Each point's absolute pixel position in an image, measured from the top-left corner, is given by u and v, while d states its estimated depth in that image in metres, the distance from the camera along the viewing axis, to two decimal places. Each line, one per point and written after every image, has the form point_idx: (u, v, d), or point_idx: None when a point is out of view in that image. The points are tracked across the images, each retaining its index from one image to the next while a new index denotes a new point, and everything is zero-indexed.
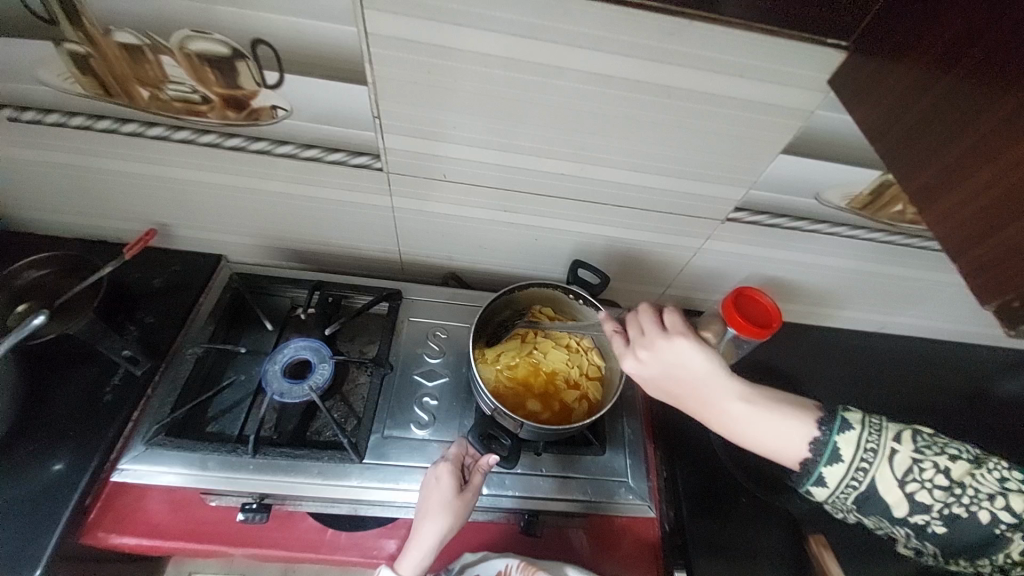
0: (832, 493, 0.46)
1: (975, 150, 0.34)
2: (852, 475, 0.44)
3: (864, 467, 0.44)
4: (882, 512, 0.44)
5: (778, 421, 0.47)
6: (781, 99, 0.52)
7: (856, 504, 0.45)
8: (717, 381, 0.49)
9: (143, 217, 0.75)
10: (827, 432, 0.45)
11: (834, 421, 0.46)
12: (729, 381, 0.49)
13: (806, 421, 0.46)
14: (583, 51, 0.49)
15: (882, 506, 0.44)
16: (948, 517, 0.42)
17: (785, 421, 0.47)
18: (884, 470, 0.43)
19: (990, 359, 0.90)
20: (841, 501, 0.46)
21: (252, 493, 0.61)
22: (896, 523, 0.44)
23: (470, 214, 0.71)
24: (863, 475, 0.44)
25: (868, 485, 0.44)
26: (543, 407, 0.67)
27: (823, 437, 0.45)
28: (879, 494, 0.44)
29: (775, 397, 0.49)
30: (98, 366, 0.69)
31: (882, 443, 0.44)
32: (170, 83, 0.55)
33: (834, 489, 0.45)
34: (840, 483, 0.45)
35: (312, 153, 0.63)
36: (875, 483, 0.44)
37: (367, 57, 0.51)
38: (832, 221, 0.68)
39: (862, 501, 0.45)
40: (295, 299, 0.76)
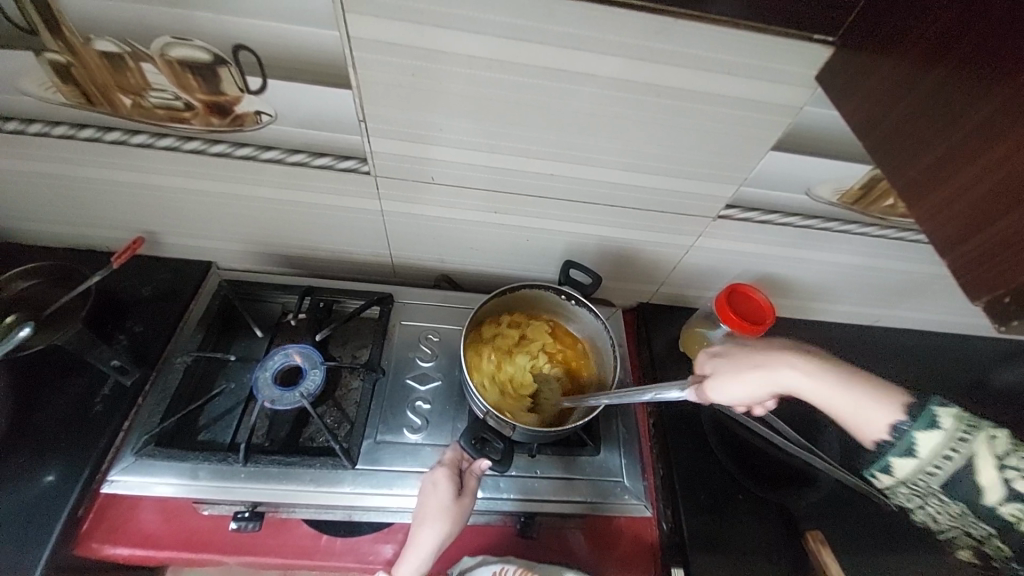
0: (917, 468, 0.44)
1: (964, 144, 0.34)
2: (947, 450, 0.42)
3: (964, 441, 0.42)
4: (969, 498, 0.42)
5: (857, 399, 0.48)
6: (768, 96, 0.52)
7: (940, 484, 0.43)
8: (786, 369, 0.52)
9: (131, 225, 0.75)
10: (913, 420, 0.44)
11: (922, 414, 0.44)
12: (795, 365, 0.51)
13: (890, 402, 0.46)
14: (568, 51, 0.49)
15: (972, 490, 0.42)
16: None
17: (871, 402, 0.47)
18: (984, 449, 0.41)
19: (984, 350, 0.90)
20: (924, 481, 0.44)
21: (244, 502, 0.61)
22: (981, 514, 0.42)
23: (460, 216, 0.71)
24: (960, 450, 0.42)
25: (963, 461, 0.41)
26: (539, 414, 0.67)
27: (908, 424, 0.44)
28: (971, 475, 0.41)
29: (864, 383, 0.49)
30: (87, 377, 0.68)
31: (982, 424, 0.42)
32: (152, 91, 0.54)
33: (922, 463, 0.44)
34: (931, 454, 0.43)
35: (298, 158, 0.62)
36: (972, 461, 0.41)
37: (350, 61, 0.50)
38: (823, 217, 0.68)
39: (950, 481, 0.42)
40: (286, 305, 0.76)
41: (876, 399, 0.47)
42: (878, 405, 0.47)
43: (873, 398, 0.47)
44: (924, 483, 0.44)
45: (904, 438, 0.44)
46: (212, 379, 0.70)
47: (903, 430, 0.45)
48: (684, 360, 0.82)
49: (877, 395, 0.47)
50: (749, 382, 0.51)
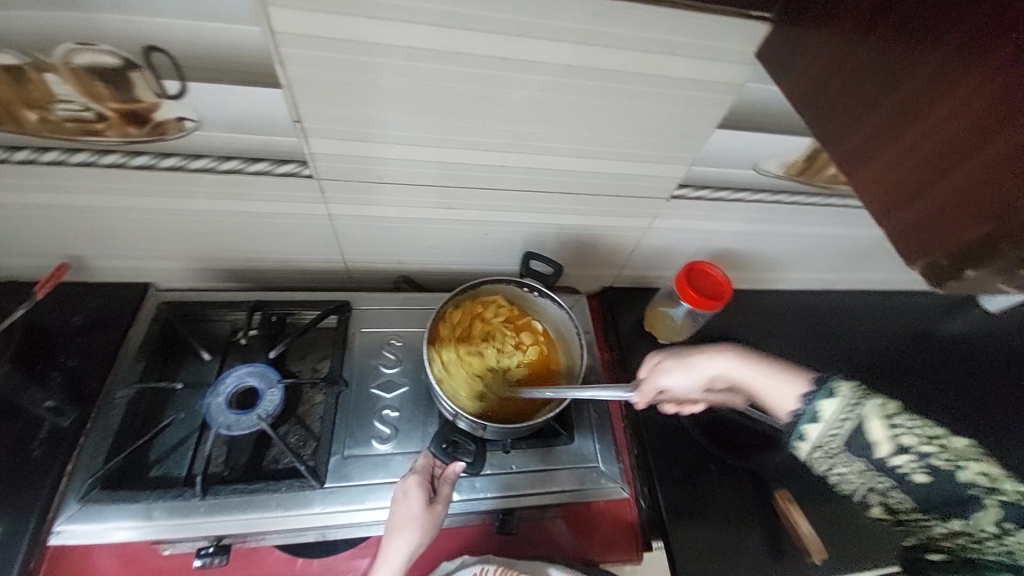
0: (822, 433, 0.46)
1: (897, 114, 0.35)
2: (842, 415, 0.45)
3: (856, 405, 0.44)
4: (867, 454, 0.45)
5: (777, 381, 0.52)
6: (711, 74, 0.52)
7: (843, 444, 0.46)
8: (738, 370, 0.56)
9: (51, 251, 0.68)
10: (817, 389, 0.47)
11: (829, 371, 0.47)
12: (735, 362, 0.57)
13: (793, 378, 0.51)
14: (509, 38, 0.47)
15: (868, 447, 0.44)
16: (934, 466, 0.42)
17: (779, 379, 0.52)
18: (874, 410, 0.44)
19: (924, 305, 0.95)
20: (830, 443, 0.46)
21: (208, 537, 0.57)
22: (881, 470, 0.44)
23: (414, 215, 0.69)
24: (852, 414, 0.45)
25: (856, 424, 0.45)
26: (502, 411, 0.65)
27: (812, 393, 0.47)
28: (863, 432, 0.44)
29: (775, 363, 0.54)
30: (17, 422, 0.62)
31: (874, 387, 0.45)
32: (58, 103, 0.49)
33: (825, 426, 0.46)
34: (833, 419, 0.46)
35: (233, 166, 0.58)
36: (862, 423, 0.44)
37: (277, 59, 0.47)
38: (770, 190, 0.70)
39: (850, 443, 0.45)
40: (235, 323, 0.71)
41: (786, 376, 0.52)
42: (790, 382, 0.51)
43: (785, 377, 0.52)
44: (830, 446, 0.47)
45: (810, 407, 0.47)
46: (159, 409, 0.65)
47: (810, 398, 0.47)
48: (650, 341, 0.83)
49: (784, 374, 0.52)
50: (692, 373, 0.59)
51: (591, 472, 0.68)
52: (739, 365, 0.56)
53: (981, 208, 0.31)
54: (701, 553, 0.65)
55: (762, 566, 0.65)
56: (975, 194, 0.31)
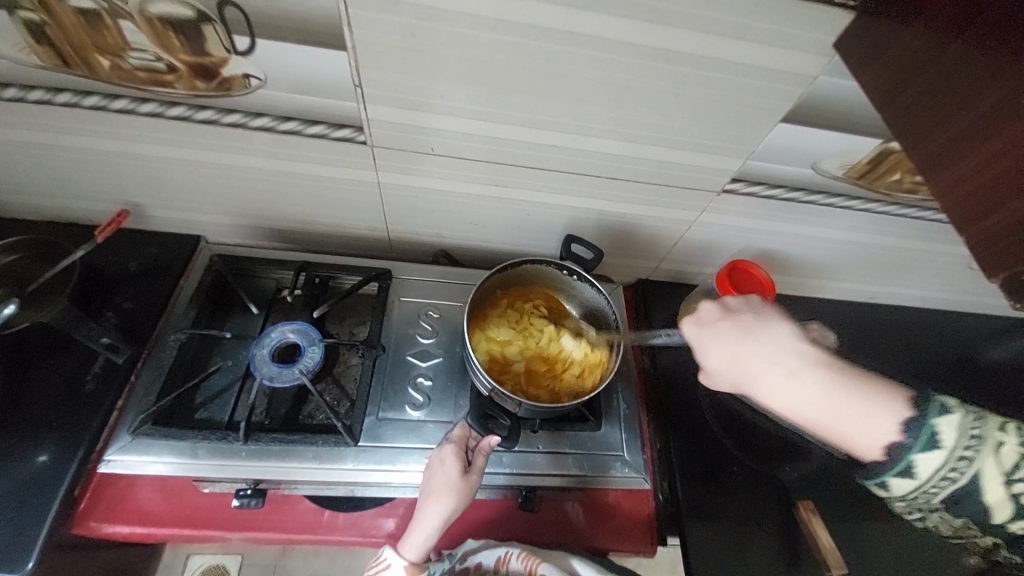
0: (919, 488, 0.40)
1: (987, 118, 0.33)
2: (949, 469, 0.38)
3: (966, 459, 0.38)
4: (975, 514, 0.39)
5: (860, 406, 0.43)
6: (783, 65, 0.50)
7: (943, 500, 0.40)
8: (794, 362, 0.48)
9: (114, 197, 0.71)
10: (923, 415, 0.40)
11: (928, 406, 0.40)
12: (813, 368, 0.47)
13: (890, 410, 0.42)
14: (580, 13, 0.46)
15: (980, 508, 0.39)
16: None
17: (869, 408, 0.43)
18: (991, 465, 0.37)
19: (972, 326, 0.91)
20: (925, 498, 0.40)
21: (246, 479, 0.60)
22: (986, 525, 0.40)
23: (460, 190, 0.69)
24: (963, 467, 0.38)
25: (967, 482, 0.38)
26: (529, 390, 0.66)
27: (912, 431, 0.40)
28: (977, 493, 0.38)
29: (866, 382, 0.45)
30: (77, 355, 0.66)
31: (988, 434, 0.38)
32: (132, 51, 0.51)
33: (923, 483, 0.40)
34: (934, 476, 0.39)
35: (290, 126, 0.59)
36: (976, 481, 0.38)
37: (345, 20, 0.47)
38: (829, 192, 0.67)
39: (956, 498, 0.39)
40: (281, 281, 0.74)
41: (874, 402, 0.43)
42: (882, 410, 0.42)
43: (874, 403, 0.43)
44: (925, 500, 0.41)
45: (901, 458, 0.40)
46: (206, 356, 0.69)
47: (907, 442, 0.40)
48: None
49: (876, 397, 0.43)
50: (729, 346, 0.52)
51: (614, 461, 0.69)
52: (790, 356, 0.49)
53: None
54: (719, 552, 0.65)
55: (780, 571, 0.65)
56: None
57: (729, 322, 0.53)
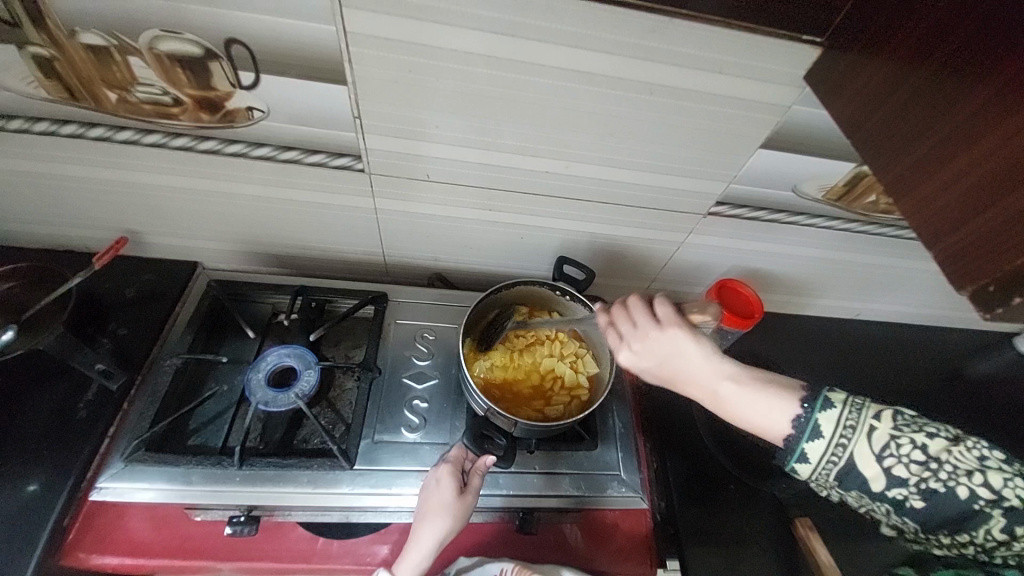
0: (814, 469, 0.46)
1: (946, 144, 0.35)
2: (832, 451, 0.45)
3: (844, 443, 0.44)
4: (862, 489, 0.44)
5: (762, 401, 0.48)
6: (759, 96, 0.53)
7: (837, 479, 0.45)
8: (705, 366, 0.50)
9: (114, 224, 0.73)
10: (811, 408, 0.46)
11: (817, 400, 0.46)
12: (719, 363, 0.50)
13: (785, 398, 0.47)
14: (566, 49, 0.49)
15: (862, 482, 0.44)
16: (925, 493, 0.43)
17: (770, 400, 0.48)
18: (863, 444, 0.44)
19: (957, 343, 0.94)
20: (822, 478, 0.46)
21: (239, 506, 0.60)
22: (875, 499, 0.44)
23: (454, 215, 0.71)
24: (842, 448, 0.44)
25: (847, 459, 0.44)
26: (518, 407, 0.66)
27: (805, 417, 0.46)
28: (857, 468, 0.44)
29: (761, 378, 0.50)
30: (71, 381, 0.66)
31: (862, 420, 0.44)
32: (140, 85, 0.53)
33: (816, 465, 0.45)
34: (822, 458, 0.45)
35: (290, 155, 0.61)
36: (853, 458, 0.44)
37: (345, 56, 0.50)
38: (810, 213, 0.70)
39: (841, 476, 0.45)
40: (277, 305, 0.75)
41: (772, 390, 0.48)
42: (777, 401, 0.47)
43: (771, 396, 0.48)
44: (823, 480, 0.46)
45: (797, 446, 0.46)
46: (201, 380, 0.69)
47: (802, 424, 0.46)
48: None
49: (775, 392, 0.48)
50: (654, 352, 0.52)
51: (610, 481, 0.68)
52: (699, 356, 0.50)
53: None
54: (718, 572, 0.65)
55: None
56: None
57: (640, 342, 0.52)
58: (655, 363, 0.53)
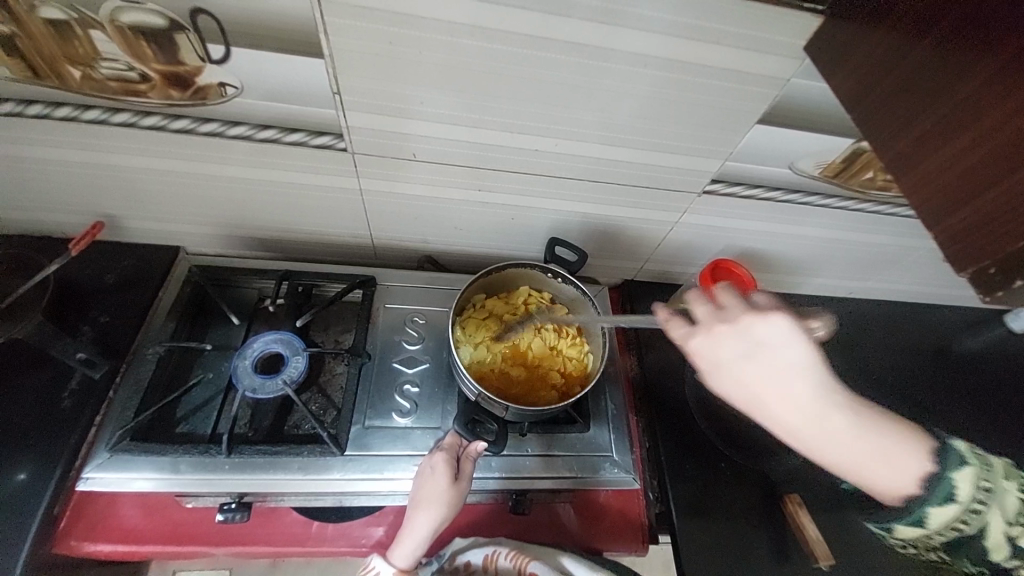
0: (926, 532, 0.44)
1: (953, 117, 0.34)
2: (960, 520, 0.42)
3: (976, 510, 0.41)
4: (978, 555, 0.44)
5: (892, 453, 0.43)
6: (757, 68, 0.51)
7: (952, 544, 0.44)
8: (823, 401, 0.43)
9: (89, 209, 0.70)
10: (943, 465, 0.42)
11: (948, 456, 0.42)
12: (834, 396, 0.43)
13: (915, 448, 0.43)
14: (556, 18, 0.46)
15: (982, 550, 0.43)
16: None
17: (894, 448, 0.43)
18: (996, 515, 0.42)
19: (947, 319, 0.94)
20: (929, 541, 0.45)
21: (230, 493, 0.59)
22: (985, 564, 0.44)
23: (442, 196, 0.69)
24: (973, 521, 0.42)
25: (976, 528, 0.42)
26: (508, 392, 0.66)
27: (937, 475, 0.42)
28: (983, 538, 0.42)
29: (879, 420, 0.44)
30: (52, 371, 0.64)
31: (996, 485, 0.42)
32: (103, 61, 0.50)
33: (930, 530, 0.44)
34: (942, 525, 0.43)
35: (269, 134, 0.59)
36: (983, 527, 0.42)
37: (321, 28, 0.47)
38: (806, 191, 0.68)
39: (961, 543, 0.43)
40: (263, 290, 0.73)
41: (897, 438, 0.43)
42: (907, 453, 0.43)
43: (901, 446, 0.43)
44: (926, 542, 0.45)
45: (918, 506, 0.43)
46: (187, 368, 0.67)
47: (935, 482, 0.42)
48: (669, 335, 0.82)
49: (900, 439, 0.43)
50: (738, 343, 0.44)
51: (603, 462, 0.69)
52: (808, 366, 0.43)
53: None
54: (708, 547, 0.66)
55: (769, 565, 0.65)
56: None
57: (727, 325, 0.45)
58: (751, 382, 0.44)
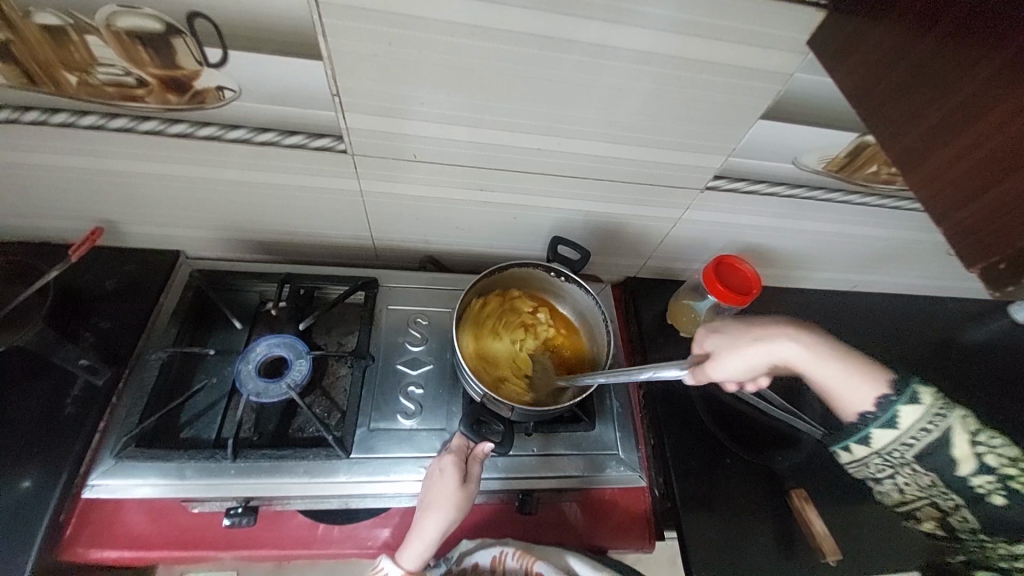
0: (894, 438, 0.48)
1: (965, 109, 0.33)
2: (924, 422, 0.46)
3: (939, 416, 0.46)
4: (943, 469, 0.46)
5: (850, 377, 0.50)
6: (761, 63, 0.51)
7: (916, 453, 0.47)
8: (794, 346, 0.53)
9: (89, 215, 0.69)
10: (897, 390, 0.47)
11: (903, 382, 0.48)
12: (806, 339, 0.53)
13: (878, 376, 0.49)
14: (558, 16, 0.46)
15: (946, 460, 0.46)
16: (1010, 487, 0.44)
17: (852, 375, 0.51)
18: (959, 427, 0.45)
19: (952, 311, 0.94)
20: (900, 451, 0.48)
21: (236, 497, 0.59)
22: (951, 482, 0.46)
23: (444, 196, 0.69)
24: (937, 423, 0.46)
25: (940, 434, 0.46)
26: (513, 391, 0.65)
27: (891, 396, 0.48)
28: (947, 448, 0.45)
29: (855, 360, 0.52)
30: (54, 378, 0.64)
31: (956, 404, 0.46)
32: (100, 66, 0.49)
33: (901, 433, 0.47)
34: (912, 426, 0.47)
35: (268, 137, 0.58)
36: (944, 434, 0.45)
37: (319, 29, 0.46)
38: (810, 186, 0.68)
39: (924, 453, 0.47)
40: (265, 293, 0.73)
41: (864, 370, 0.50)
42: (867, 385, 0.49)
43: (861, 378, 0.50)
44: (900, 453, 0.48)
45: (885, 411, 0.48)
46: (190, 373, 0.67)
47: (887, 402, 0.48)
48: (673, 332, 0.82)
49: (862, 368, 0.51)
50: (749, 355, 0.53)
51: (608, 459, 0.69)
52: (794, 345, 0.53)
53: None
54: (715, 544, 0.66)
55: (777, 560, 0.65)
56: None
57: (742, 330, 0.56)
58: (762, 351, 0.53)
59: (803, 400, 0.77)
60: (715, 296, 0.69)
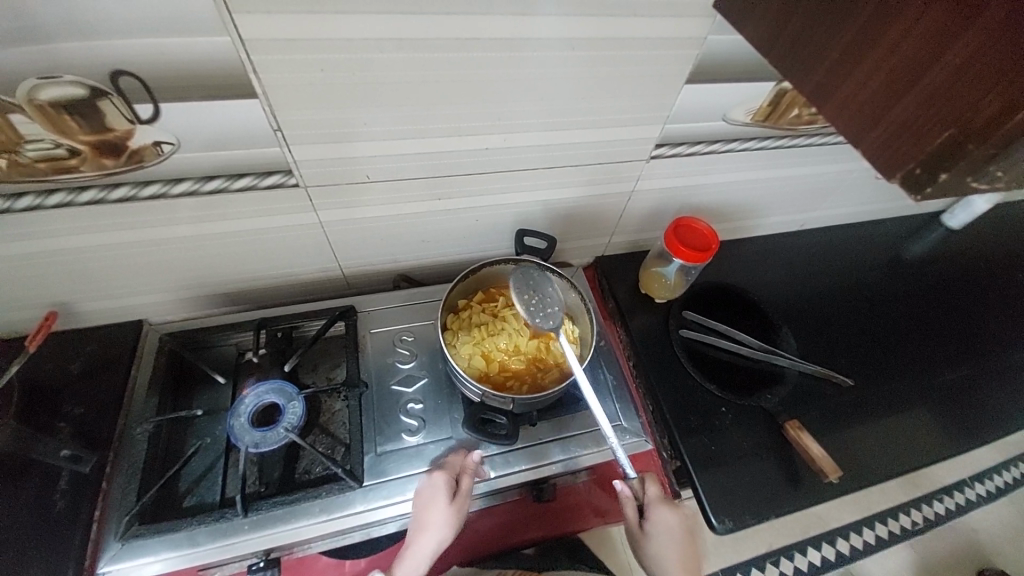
0: None
1: (855, 44, 0.36)
2: None
3: None
4: None
5: None
6: (676, 32, 0.54)
7: None
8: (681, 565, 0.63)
9: (38, 301, 0.66)
10: None
11: None
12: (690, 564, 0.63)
13: None
14: (480, 18, 0.48)
15: None
16: None
17: None
18: None
19: (892, 232, 1.03)
20: None
21: (256, 552, 0.58)
22: None
23: (405, 211, 0.69)
24: None
25: None
26: (501, 387, 0.65)
27: None
28: None
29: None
30: (34, 477, 0.60)
31: None
32: (28, 143, 0.48)
33: None
34: None
35: (216, 185, 0.57)
36: None
37: (250, 67, 0.47)
38: (743, 138, 0.73)
39: None
40: (242, 344, 0.71)
41: None
42: None
43: None
44: None
45: None
46: (180, 440, 0.65)
47: None
48: (649, 300, 0.86)
49: None
50: (660, 539, 0.63)
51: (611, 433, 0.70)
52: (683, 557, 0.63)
53: (947, 114, 0.32)
54: (729, 491, 0.68)
55: (787, 491, 0.69)
56: (943, 102, 0.32)
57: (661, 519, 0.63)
58: (660, 538, 0.63)
59: (780, 339, 0.82)
60: (680, 256, 0.72)
